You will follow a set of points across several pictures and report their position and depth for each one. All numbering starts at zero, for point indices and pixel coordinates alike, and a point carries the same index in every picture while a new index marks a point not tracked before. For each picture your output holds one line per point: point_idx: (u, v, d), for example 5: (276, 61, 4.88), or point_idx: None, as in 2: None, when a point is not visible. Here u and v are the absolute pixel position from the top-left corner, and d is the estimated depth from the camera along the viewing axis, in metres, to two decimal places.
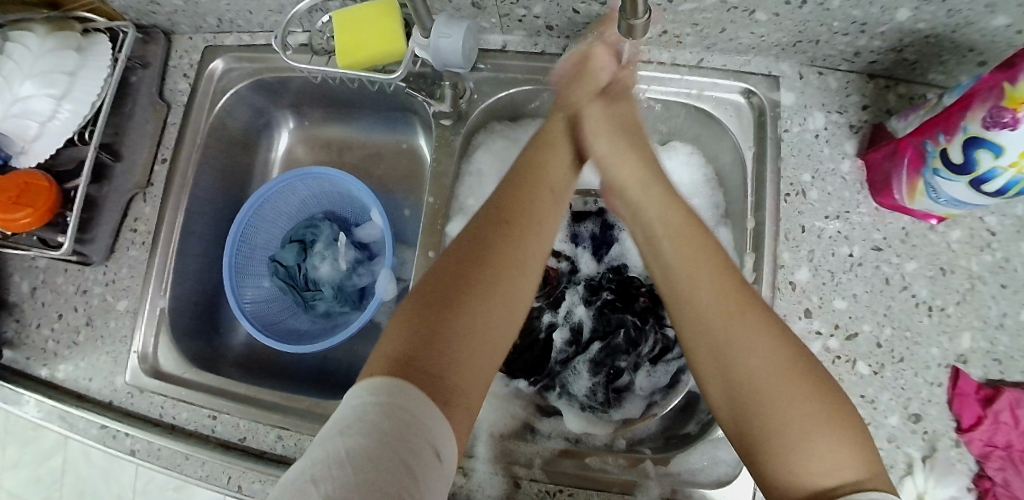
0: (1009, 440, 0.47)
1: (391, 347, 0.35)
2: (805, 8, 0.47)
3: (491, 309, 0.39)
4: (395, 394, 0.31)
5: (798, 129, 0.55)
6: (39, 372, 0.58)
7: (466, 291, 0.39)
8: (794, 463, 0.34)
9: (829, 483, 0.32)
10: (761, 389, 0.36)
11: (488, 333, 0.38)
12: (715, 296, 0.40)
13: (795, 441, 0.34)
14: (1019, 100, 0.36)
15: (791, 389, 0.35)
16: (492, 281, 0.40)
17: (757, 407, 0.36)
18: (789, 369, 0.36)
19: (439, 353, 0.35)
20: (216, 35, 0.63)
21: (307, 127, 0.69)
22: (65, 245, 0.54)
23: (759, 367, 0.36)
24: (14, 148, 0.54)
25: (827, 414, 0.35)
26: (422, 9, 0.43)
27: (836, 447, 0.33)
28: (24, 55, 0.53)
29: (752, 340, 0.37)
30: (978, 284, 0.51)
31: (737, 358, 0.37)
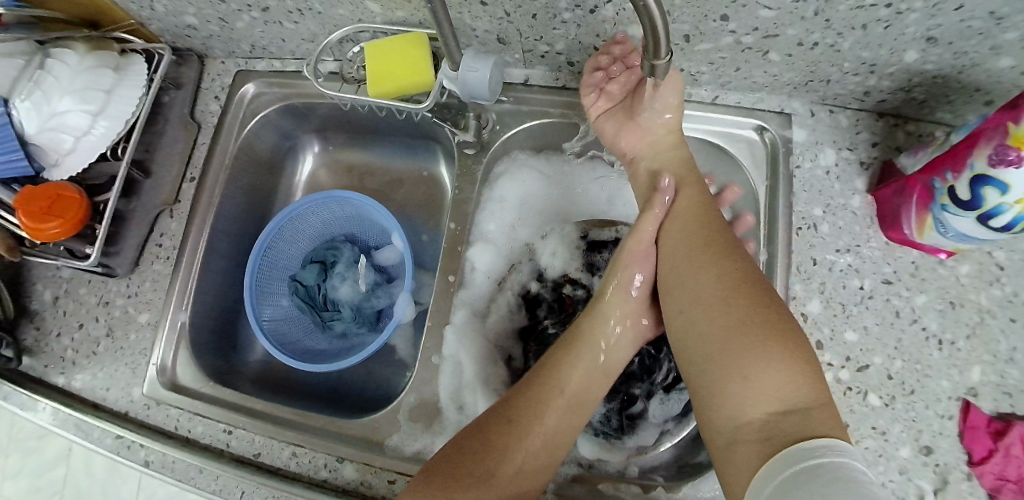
0: (1020, 474, 0.47)
1: (420, 488, 0.41)
2: (816, 50, 0.49)
3: (511, 461, 0.42)
4: None
5: (810, 165, 0.57)
6: (56, 380, 0.59)
7: (491, 446, 0.43)
8: (746, 391, 0.38)
9: (772, 413, 0.37)
10: (716, 326, 0.41)
11: (505, 489, 0.41)
12: (698, 242, 0.46)
13: (740, 372, 0.39)
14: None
15: (741, 318, 0.41)
16: (517, 436, 0.43)
17: (711, 343, 0.41)
18: (745, 309, 0.41)
19: (448, 495, 0.40)
20: (248, 60, 0.65)
21: (331, 151, 0.71)
22: (92, 258, 0.55)
23: (714, 305, 0.42)
24: (47, 160, 0.55)
25: (778, 353, 0.38)
26: (453, 45, 0.45)
27: (785, 380, 0.37)
28: (65, 72, 0.54)
29: (709, 286, 0.43)
30: (988, 318, 0.52)
31: (695, 306, 0.43)
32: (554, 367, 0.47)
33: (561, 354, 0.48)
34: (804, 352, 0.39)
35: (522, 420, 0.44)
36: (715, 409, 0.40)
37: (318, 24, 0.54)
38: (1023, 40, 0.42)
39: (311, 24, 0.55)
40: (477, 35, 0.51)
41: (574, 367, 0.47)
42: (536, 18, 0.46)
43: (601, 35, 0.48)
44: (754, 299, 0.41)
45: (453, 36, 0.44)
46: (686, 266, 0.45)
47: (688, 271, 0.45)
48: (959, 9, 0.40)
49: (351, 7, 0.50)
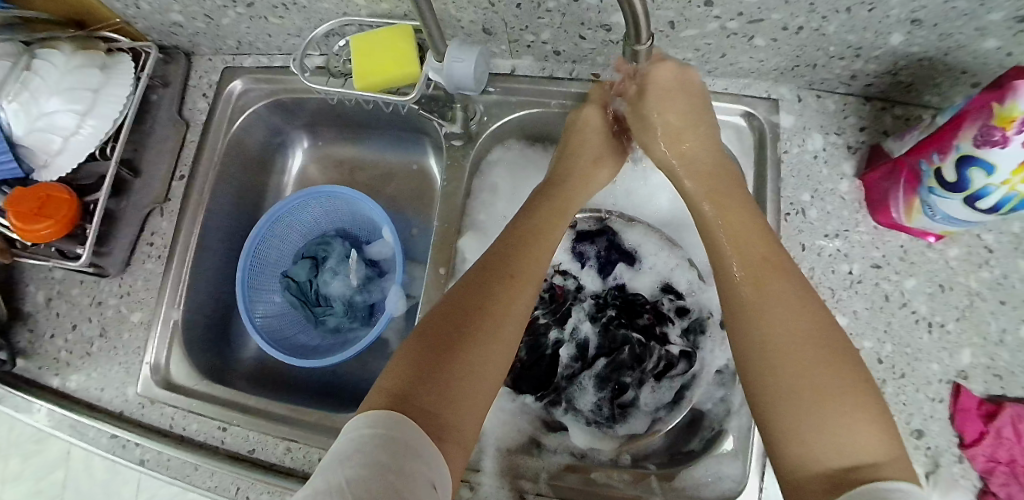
0: (1012, 455, 0.47)
1: (390, 383, 0.36)
2: (802, 34, 0.49)
3: (490, 345, 0.39)
4: (392, 426, 0.32)
5: (797, 150, 0.57)
6: (51, 381, 0.59)
7: (464, 329, 0.39)
8: (809, 444, 0.33)
9: (841, 466, 0.32)
10: (788, 355, 0.36)
11: (485, 373, 0.38)
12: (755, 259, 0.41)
13: (816, 412, 0.34)
14: (1007, 119, 0.38)
15: (822, 364, 0.35)
16: (482, 317, 0.40)
17: (787, 378, 0.35)
18: (816, 344, 0.36)
19: (439, 392, 0.36)
20: (235, 57, 0.65)
21: (320, 146, 0.71)
22: (83, 257, 0.55)
23: (792, 335, 0.36)
24: (37, 161, 0.55)
25: (857, 390, 0.34)
26: (437, 35, 0.45)
27: (864, 431, 0.33)
28: (51, 71, 0.54)
29: (785, 308, 0.37)
30: (977, 300, 0.52)
31: (771, 325, 0.37)
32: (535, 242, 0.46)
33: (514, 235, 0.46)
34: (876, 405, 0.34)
35: (490, 298, 0.41)
36: (782, 450, 0.35)
37: (303, 18, 0.54)
38: (1006, 19, 0.42)
39: (296, 19, 0.55)
40: (463, 25, 0.51)
41: (533, 245, 0.45)
42: (520, 7, 0.46)
43: (585, 23, 0.47)
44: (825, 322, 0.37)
45: (436, 26, 0.44)
46: (751, 290, 0.39)
47: (758, 296, 0.39)
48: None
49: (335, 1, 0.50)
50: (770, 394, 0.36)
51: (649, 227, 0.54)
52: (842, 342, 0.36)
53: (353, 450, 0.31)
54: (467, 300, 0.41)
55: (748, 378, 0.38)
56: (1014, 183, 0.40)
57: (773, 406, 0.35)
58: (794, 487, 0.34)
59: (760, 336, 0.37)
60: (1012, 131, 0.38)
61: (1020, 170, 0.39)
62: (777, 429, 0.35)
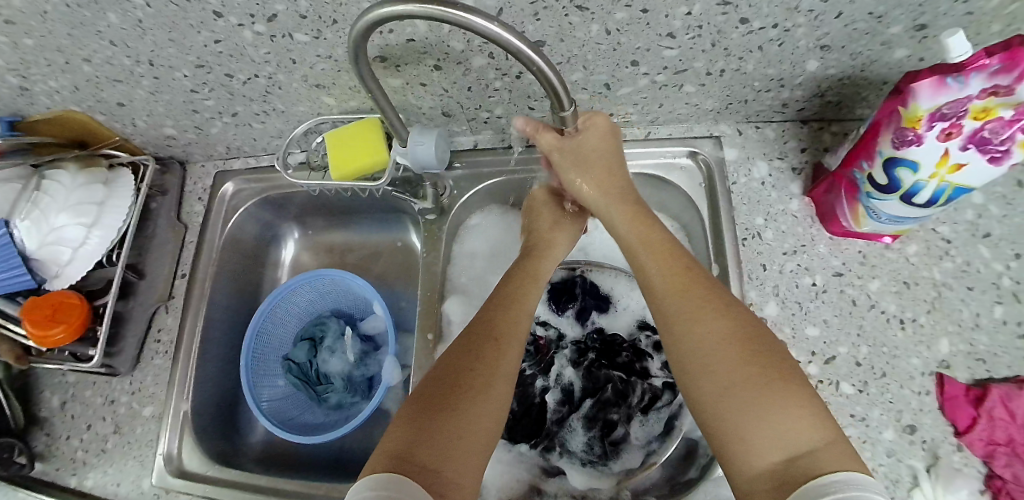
0: (1009, 435, 0.49)
1: (393, 445, 0.38)
2: (726, 75, 0.54)
3: (483, 402, 0.41)
4: (389, 485, 0.33)
5: (745, 180, 0.61)
6: (67, 481, 0.61)
7: (457, 390, 0.41)
8: (750, 444, 0.36)
9: (780, 461, 0.35)
10: (715, 367, 0.39)
11: (481, 430, 0.40)
12: (672, 282, 0.44)
13: (746, 413, 0.37)
14: (914, 119, 0.42)
15: (743, 360, 0.39)
16: (473, 377, 0.42)
17: (716, 383, 0.38)
18: (736, 349, 0.39)
19: (439, 450, 0.37)
20: (226, 161, 0.71)
21: (310, 235, 0.76)
22: (94, 358, 0.59)
23: (711, 343, 0.40)
24: (49, 272, 0.60)
25: (781, 390, 0.37)
26: (398, 125, 0.50)
27: (793, 424, 0.35)
28: (59, 190, 0.59)
29: (705, 324, 0.41)
30: (945, 290, 0.55)
31: (696, 340, 0.41)
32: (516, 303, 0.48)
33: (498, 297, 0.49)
34: (800, 388, 0.37)
35: (479, 358, 0.43)
36: (730, 454, 0.37)
37: (282, 122, 0.60)
38: (906, 33, 0.47)
39: (276, 122, 0.61)
40: (424, 112, 0.56)
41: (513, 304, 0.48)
42: (472, 90, 0.52)
43: (531, 97, 0.53)
44: (745, 330, 0.40)
45: (396, 117, 0.50)
46: (678, 306, 0.43)
47: (683, 316, 0.42)
48: (840, 17, 0.45)
49: (309, 103, 0.56)
50: (708, 403, 0.39)
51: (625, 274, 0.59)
52: (756, 343, 0.40)
53: None
54: (459, 362, 0.43)
55: (688, 391, 0.41)
56: (939, 176, 0.44)
57: (715, 417, 0.38)
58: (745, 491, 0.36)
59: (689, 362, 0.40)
60: (922, 129, 0.42)
61: (941, 163, 0.43)
62: (722, 432, 0.38)
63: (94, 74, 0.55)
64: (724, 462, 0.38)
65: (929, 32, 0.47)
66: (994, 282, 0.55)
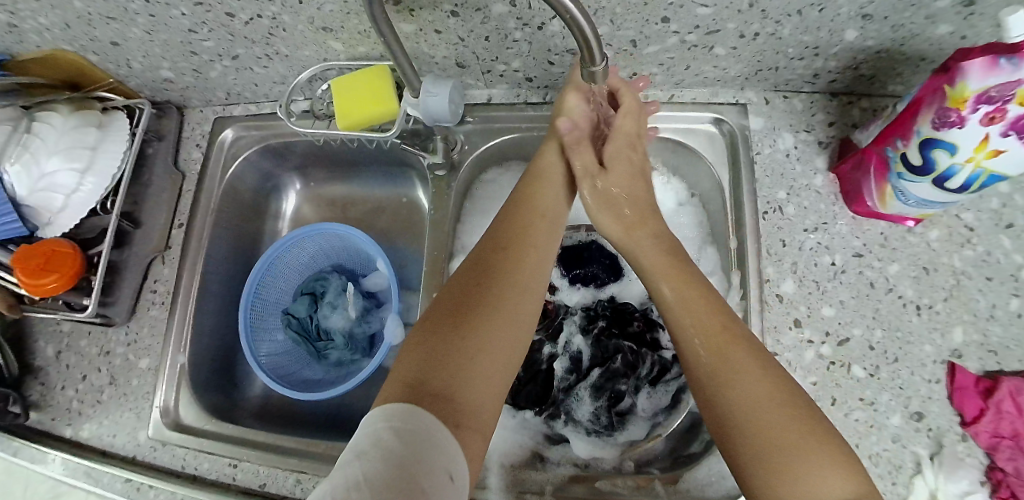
0: (1015, 429, 0.48)
1: (406, 371, 0.38)
2: (759, 39, 0.51)
3: (496, 325, 0.42)
4: (404, 418, 0.33)
5: (770, 150, 0.59)
6: (64, 432, 0.61)
7: (468, 316, 0.41)
8: (789, 497, 0.35)
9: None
10: (751, 417, 0.38)
11: (496, 352, 0.41)
12: (708, 335, 0.42)
13: (795, 476, 0.35)
14: (960, 100, 0.40)
15: (784, 417, 0.37)
16: (486, 303, 0.42)
17: (755, 446, 0.37)
18: (775, 403, 0.38)
19: (450, 375, 0.38)
20: (226, 107, 0.68)
21: (312, 186, 0.74)
22: (89, 308, 0.57)
23: (751, 403, 0.38)
24: (40, 220, 0.58)
25: (826, 453, 0.36)
26: (411, 72, 0.47)
27: (840, 493, 0.34)
28: (50, 133, 0.57)
29: (748, 379, 0.40)
30: (963, 279, 0.53)
31: (732, 388, 0.40)
32: (524, 231, 0.48)
33: (508, 221, 0.49)
34: (841, 452, 0.36)
35: (488, 281, 0.44)
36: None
37: (286, 67, 0.57)
38: (953, 7, 0.44)
39: (280, 67, 0.58)
40: (436, 61, 0.53)
41: (521, 225, 0.48)
42: (489, 40, 0.49)
43: (552, 50, 0.50)
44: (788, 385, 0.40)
45: (409, 65, 0.47)
46: (712, 359, 0.41)
47: (726, 365, 0.41)
48: None
49: (315, 47, 0.53)
50: (748, 458, 0.37)
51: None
52: (800, 403, 0.38)
53: (372, 443, 0.31)
54: (468, 289, 0.43)
55: (718, 431, 0.40)
56: (977, 161, 0.41)
57: (745, 460, 0.37)
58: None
59: (727, 413, 0.39)
60: (966, 110, 0.39)
61: (981, 147, 0.40)
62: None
63: (85, 11, 0.52)
64: None
65: (976, 8, 0.44)
66: (1013, 273, 0.53)
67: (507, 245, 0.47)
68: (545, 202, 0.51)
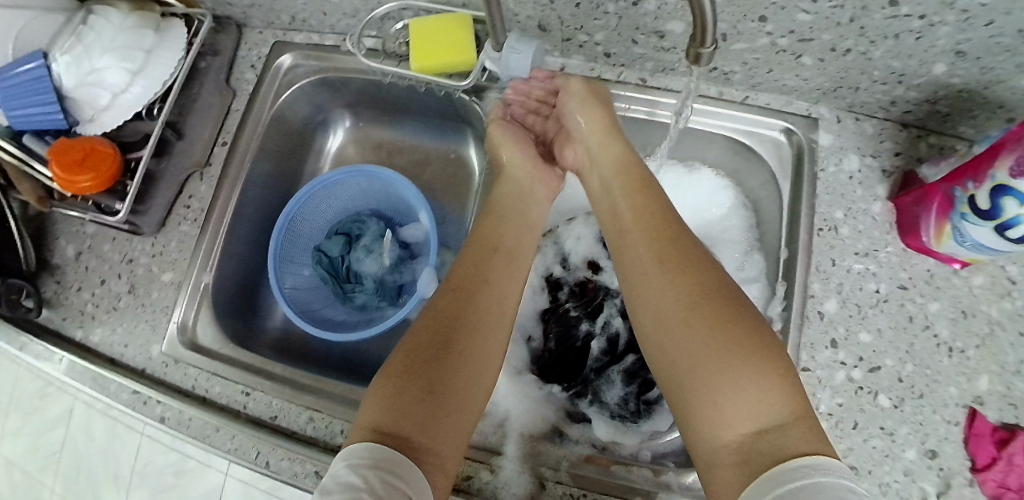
0: (1022, 483, 0.48)
1: (370, 415, 0.38)
2: (848, 56, 0.50)
3: (467, 366, 0.42)
4: (366, 453, 0.35)
5: (834, 169, 0.58)
6: (74, 334, 0.60)
7: (441, 357, 0.41)
8: (721, 413, 0.35)
9: (747, 432, 0.34)
10: (687, 333, 0.39)
11: (466, 394, 0.41)
12: (651, 239, 0.45)
13: (719, 378, 0.36)
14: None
15: (710, 322, 0.38)
16: (461, 340, 0.42)
17: (684, 345, 0.39)
18: (699, 315, 0.39)
19: (412, 417, 0.38)
20: (287, 32, 0.66)
21: (362, 127, 0.72)
22: (120, 213, 0.56)
23: (676, 302, 0.40)
24: (83, 115, 0.56)
25: (751, 354, 0.36)
26: (499, 26, 0.46)
27: (762, 389, 0.35)
28: (105, 28, 0.54)
29: (674, 290, 0.41)
30: (998, 329, 0.53)
31: (664, 304, 0.41)
32: (489, 266, 0.47)
33: (470, 251, 0.49)
34: (773, 355, 0.36)
35: (468, 318, 0.44)
36: (699, 427, 0.36)
37: (362, 0, 0.56)
38: None
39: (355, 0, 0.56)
40: (519, 20, 0.52)
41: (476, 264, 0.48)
42: (580, 7, 0.48)
43: (640, 29, 0.49)
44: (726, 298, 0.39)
45: (500, 17, 0.45)
46: (654, 261, 0.43)
47: (665, 283, 0.42)
48: (989, 26, 0.41)
49: None
50: (679, 364, 0.39)
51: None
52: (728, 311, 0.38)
53: (333, 483, 0.33)
54: (448, 321, 0.43)
55: (659, 355, 0.41)
56: None
57: (678, 378, 0.39)
58: (709, 467, 0.35)
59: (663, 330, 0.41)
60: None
61: None
62: (693, 394, 0.37)
63: None
64: (689, 435, 0.38)
65: None
66: None
67: (478, 278, 0.46)
68: (519, 237, 0.51)
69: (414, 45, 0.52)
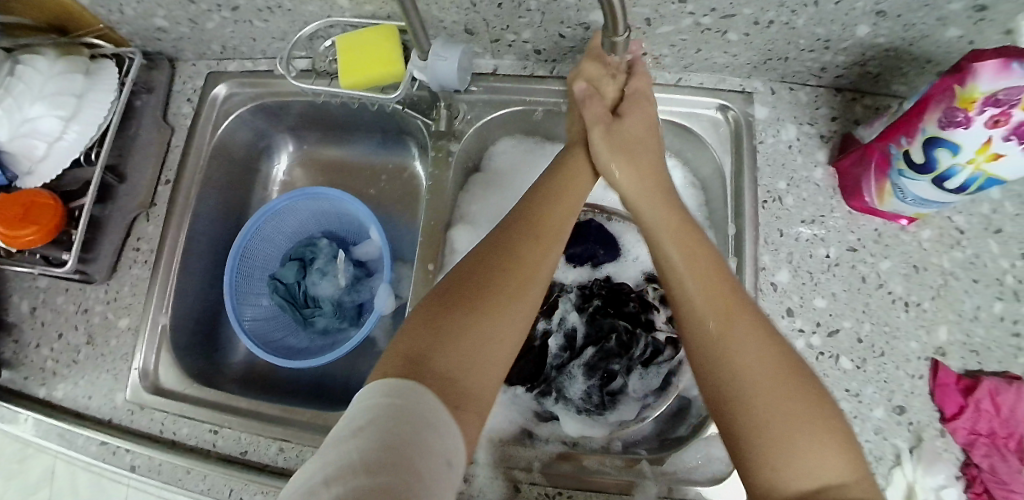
0: (991, 427, 0.49)
1: (405, 346, 0.36)
2: (772, 28, 0.50)
3: (507, 313, 0.40)
4: (403, 396, 0.31)
5: (773, 140, 0.59)
6: (36, 391, 0.58)
7: (481, 298, 0.39)
8: (781, 473, 0.34)
9: (808, 490, 0.33)
10: (754, 391, 0.36)
11: (504, 341, 0.39)
12: (710, 291, 0.42)
13: (787, 440, 0.34)
14: (970, 100, 0.39)
15: (777, 386, 0.36)
16: (505, 284, 0.41)
17: (747, 402, 0.36)
18: (773, 376, 0.37)
19: (451, 357, 0.36)
20: (220, 63, 0.66)
21: (306, 150, 0.72)
22: (67, 264, 0.55)
23: (745, 361, 0.38)
24: (21, 168, 0.55)
25: (818, 418, 0.35)
26: (421, 35, 0.46)
27: (828, 456, 0.34)
28: (34, 78, 0.54)
29: (746, 347, 0.38)
30: (951, 279, 0.54)
31: (737, 357, 0.38)
32: (539, 214, 0.45)
33: (531, 201, 0.46)
34: (833, 418, 0.36)
35: (511, 260, 0.42)
36: (753, 482, 0.35)
37: (288, 23, 0.55)
38: (965, 9, 0.44)
39: (281, 23, 0.56)
40: (445, 26, 0.52)
41: (547, 212, 0.46)
42: (502, 7, 0.48)
43: (565, 22, 0.49)
44: (795, 364, 0.38)
45: (420, 26, 0.45)
46: (715, 314, 0.40)
47: (723, 336, 0.39)
48: None
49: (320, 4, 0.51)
50: (738, 421, 0.36)
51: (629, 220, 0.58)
52: (797, 370, 0.37)
53: (366, 425, 0.29)
54: (490, 265, 0.41)
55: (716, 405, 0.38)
56: (978, 162, 0.41)
57: (739, 429, 0.36)
58: None
59: (724, 381, 0.38)
60: (974, 111, 0.39)
61: (984, 149, 0.40)
62: (751, 453, 0.35)
63: None
64: (744, 483, 0.36)
65: (988, 14, 0.44)
66: (999, 277, 0.53)
67: (530, 228, 0.44)
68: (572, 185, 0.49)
69: (343, 59, 0.52)
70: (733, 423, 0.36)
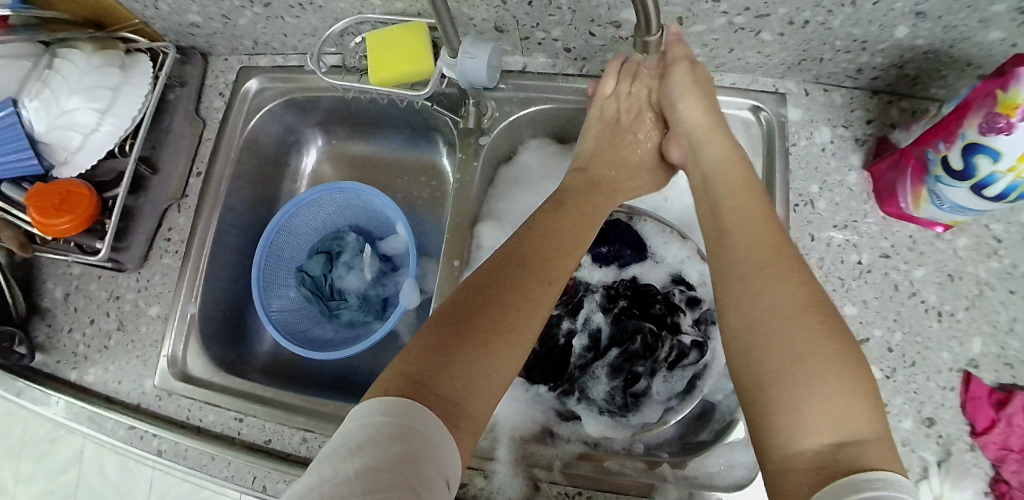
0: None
1: (407, 365, 0.36)
2: (808, 28, 0.49)
3: (507, 339, 0.40)
4: (404, 414, 0.31)
5: (805, 143, 0.58)
6: (69, 375, 0.60)
7: (484, 322, 0.39)
8: (801, 418, 0.33)
9: (828, 443, 0.32)
10: (784, 331, 0.36)
11: (505, 365, 0.39)
12: (750, 242, 0.42)
13: (808, 383, 0.34)
14: (1011, 106, 0.38)
15: (808, 325, 0.36)
16: (506, 309, 0.41)
17: (777, 343, 0.36)
18: (805, 318, 0.37)
19: (453, 379, 0.36)
20: (251, 57, 0.66)
21: (335, 144, 0.73)
22: (101, 252, 0.56)
23: (781, 303, 0.38)
24: (57, 158, 0.56)
25: (844, 365, 0.35)
26: (451, 33, 0.46)
27: (850, 410, 0.33)
28: (72, 71, 0.55)
29: (781, 291, 0.38)
30: (986, 290, 0.52)
31: (769, 301, 0.38)
32: (544, 242, 0.46)
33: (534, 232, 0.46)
34: (863, 372, 0.35)
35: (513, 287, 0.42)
36: (771, 430, 0.34)
37: (319, 18, 0.56)
38: (1010, 11, 0.42)
39: (312, 18, 0.56)
40: (474, 24, 0.52)
41: (552, 238, 0.46)
42: (532, 5, 0.48)
43: (595, 21, 0.49)
44: (829, 310, 0.37)
45: (451, 24, 0.45)
46: (752, 262, 0.41)
47: (758, 281, 0.40)
48: None
49: (351, 0, 0.52)
50: (765, 363, 0.36)
51: (656, 220, 0.56)
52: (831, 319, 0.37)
53: (366, 439, 0.30)
54: (492, 288, 0.42)
55: (742, 357, 0.38)
56: (1019, 170, 0.40)
57: (762, 374, 0.36)
58: (778, 470, 0.34)
59: (756, 316, 0.38)
60: (1016, 117, 0.38)
61: None
62: (772, 398, 0.35)
63: None
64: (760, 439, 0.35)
65: None
66: None
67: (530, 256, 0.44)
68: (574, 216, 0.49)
69: (372, 57, 0.52)
70: (757, 369, 0.37)
